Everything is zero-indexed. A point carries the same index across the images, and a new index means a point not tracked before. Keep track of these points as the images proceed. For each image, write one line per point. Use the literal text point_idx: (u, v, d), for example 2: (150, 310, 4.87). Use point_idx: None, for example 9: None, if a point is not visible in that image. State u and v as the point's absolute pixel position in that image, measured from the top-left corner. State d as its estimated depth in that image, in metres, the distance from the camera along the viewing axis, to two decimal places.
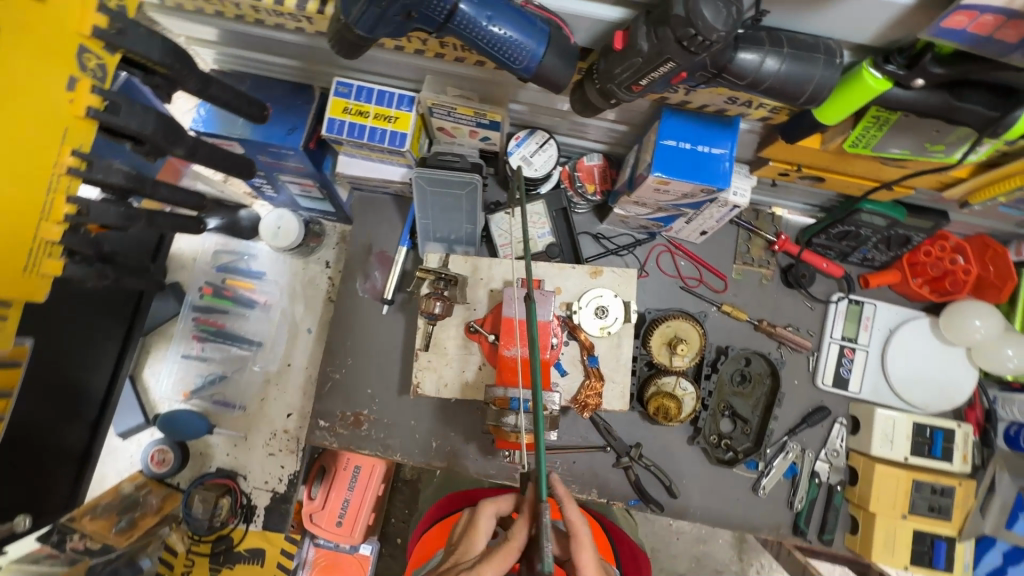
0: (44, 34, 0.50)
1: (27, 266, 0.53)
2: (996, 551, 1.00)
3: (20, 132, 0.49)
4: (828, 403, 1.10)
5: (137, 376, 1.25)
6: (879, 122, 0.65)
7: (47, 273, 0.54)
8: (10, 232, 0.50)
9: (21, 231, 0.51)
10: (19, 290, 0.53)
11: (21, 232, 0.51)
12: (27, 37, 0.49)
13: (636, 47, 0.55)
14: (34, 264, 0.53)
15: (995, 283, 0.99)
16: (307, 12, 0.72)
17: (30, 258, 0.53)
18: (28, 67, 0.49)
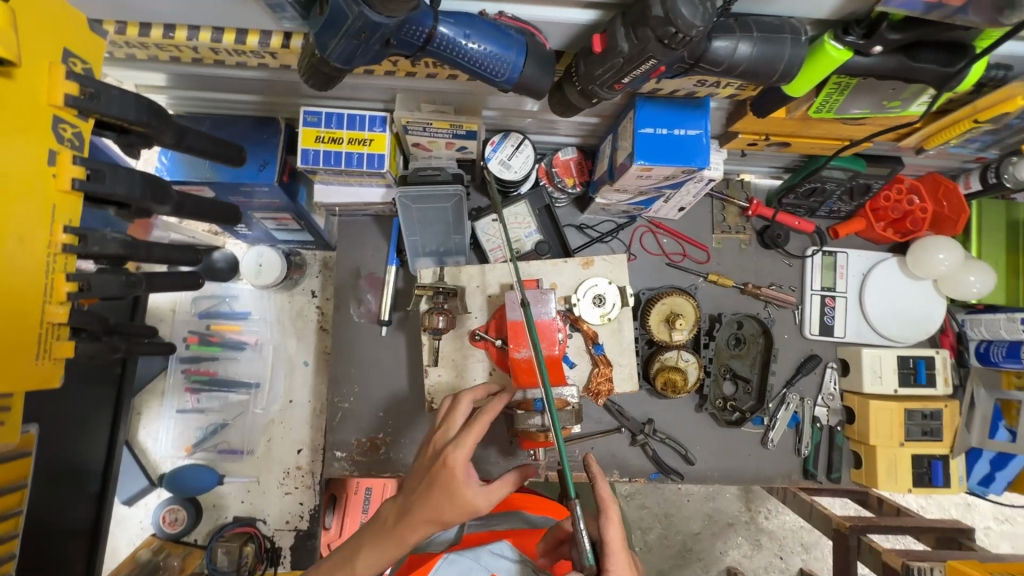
0: (18, 111, 0.47)
1: (39, 354, 0.50)
2: (984, 460, 1.11)
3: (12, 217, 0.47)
4: (818, 351, 1.17)
5: (133, 439, 1.21)
6: (840, 87, 0.69)
7: (62, 357, 0.52)
8: (18, 323, 0.48)
9: (26, 318, 0.49)
10: (35, 381, 0.50)
11: (27, 319, 0.49)
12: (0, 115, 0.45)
13: (616, 48, 0.56)
14: (46, 350, 0.51)
15: (950, 216, 1.07)
16: (272, 47, 0.70)
17: (41, 345, 0.50)
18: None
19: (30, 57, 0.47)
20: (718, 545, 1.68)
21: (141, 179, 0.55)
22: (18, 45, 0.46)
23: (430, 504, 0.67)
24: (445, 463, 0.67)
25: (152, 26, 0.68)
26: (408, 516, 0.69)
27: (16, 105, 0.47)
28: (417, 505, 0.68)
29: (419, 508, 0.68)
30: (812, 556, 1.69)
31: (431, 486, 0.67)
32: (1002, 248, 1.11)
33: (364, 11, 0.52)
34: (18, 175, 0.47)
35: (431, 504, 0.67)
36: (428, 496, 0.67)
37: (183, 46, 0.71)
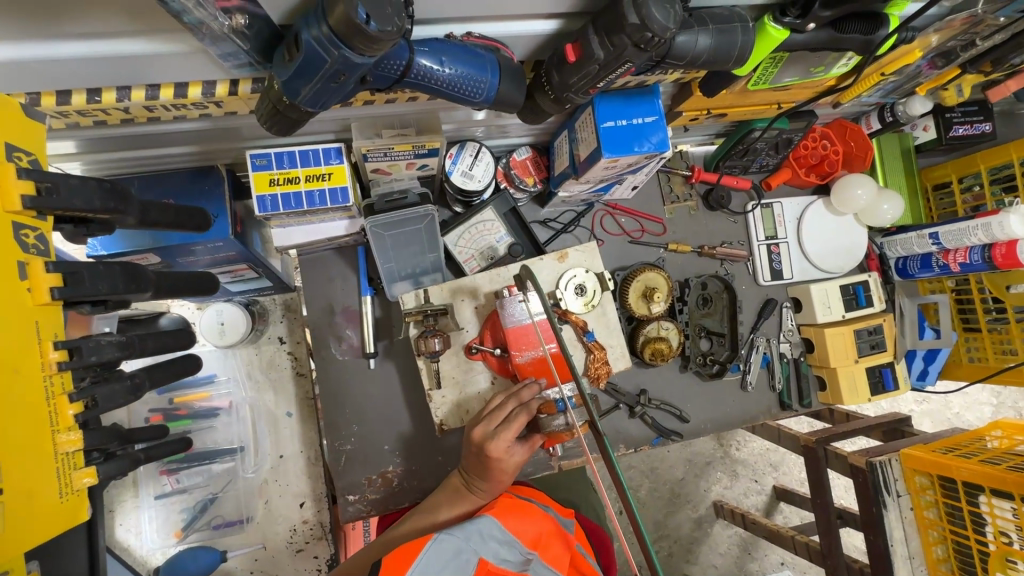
0: None
1: (62, 489, 0.48)
2: (918, 358, 1.29)
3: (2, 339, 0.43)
4: (772, 294, 1.28)
5: (112, 541, 1.11)
6: (775, 61, 0.76)
7: (86, 484, 0.50)
8: (35, 461, 0.45)
9: (39, 453, 0.46)
10: (66, 517, 0.48)
11: (40, 454, 0.46)
12: None
13: (593, 56, 0.58)
14: (67, 483, 0.48)
15: (859, 154, 1.20)
16: (217, 96, 0.64)
17: (62, 480, 0.48)
18: None
19: None
20: (702, 484, 1.81)
21: (121, 271, 0.51)
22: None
23: (487, 477, 0.83)
24: (491, 453, 0.80)
25: (71, 91, 0.61)
26: (472, 485, 0.86)
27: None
28: (479, 478, 0.85)
29: (480, 478, 0.85)
30: (781, 472, 1.87)
31: (484, 465, 0.82)
32: (902, 174, 1.28)
33: (344, 54, 0.49)
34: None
35: (488, 478, 0.84)
36: (484, 472, 0.83)
37: (112, 109, 0.63)
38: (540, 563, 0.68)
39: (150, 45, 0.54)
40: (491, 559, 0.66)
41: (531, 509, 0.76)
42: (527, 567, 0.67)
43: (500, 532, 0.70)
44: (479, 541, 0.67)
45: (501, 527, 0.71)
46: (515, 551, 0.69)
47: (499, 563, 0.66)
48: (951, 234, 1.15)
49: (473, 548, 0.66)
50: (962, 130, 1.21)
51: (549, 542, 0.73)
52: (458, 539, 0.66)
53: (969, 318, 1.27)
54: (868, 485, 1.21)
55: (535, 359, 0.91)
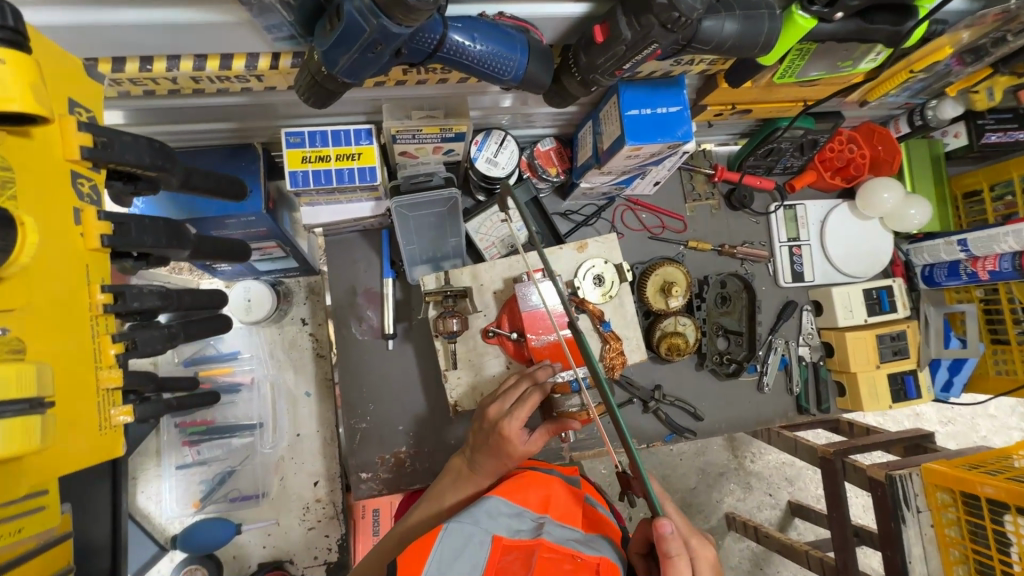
0: (42, 169, 0.46)
1: (102, 423, 0.50)
2: (943, 368, 1.26)
3: (56, 276, 0.46)
4: (793, 296, 1.27)
5: (132, 508, 1.14)
6: (802, 53, 0.77)
7: (123, 421, 0.52)
8: (78, 397, 0.48)
9: (83, 387, 0.49)
10: (104, 450, 0.51)
11: (84, 387, 0.49)
12: (26, 174, 0.44)
13: (620, 37, 0.60)
14: (107, 418, 0.51)
15: (886, 158, 1.18)
16: (259, 69, 0.68)
17: (102, 415, 0.50)
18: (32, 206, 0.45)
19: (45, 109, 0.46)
20: (714, 495, 1.79)
21: (165, 225, 0.55)
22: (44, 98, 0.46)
23: (492, 457, 0.80)
24: (504, 432, 0.78)
25: (126, 59, 0.65)
26: (476, 466, 0.83)
27: (38, 167, 0.45)
28: (481, 460, 0.82)
29: (483, 457, 0.82)
30: (796, 487, 1.83)
31: (492, 445, 0.80)
32: (930, 181, 1.26)
33: (383, 23, 0.52)
34: (53, 237, 0.46)
35: (493, 458, 0.81)
36: (490, 453, 0.80)
37: (161, 78, 0.67)
38: (552, 523, 0.68)
39: (201, 14, 0.57)
40: (504, 533, 0.65)
41: (534, 479, 0.76)
42: (540, 530, 0.66)
43: (508, 508, 0.69)
44: (488, 521, 0.66)
45: (507, 503, 0.69)
46: (525, 519, 0.68)
47: (513, 534, 0.65)
48: (980, 241, 1.13)
49: (484, 529, 0.64)
50: (993, 137, 1.18)
51: (557, 501, 0.73)
52: (468, 526, 0.64)
53: (997, 329, 1.24)
54: (887, 498, 1.19)
55: (550, 343, 0.92)
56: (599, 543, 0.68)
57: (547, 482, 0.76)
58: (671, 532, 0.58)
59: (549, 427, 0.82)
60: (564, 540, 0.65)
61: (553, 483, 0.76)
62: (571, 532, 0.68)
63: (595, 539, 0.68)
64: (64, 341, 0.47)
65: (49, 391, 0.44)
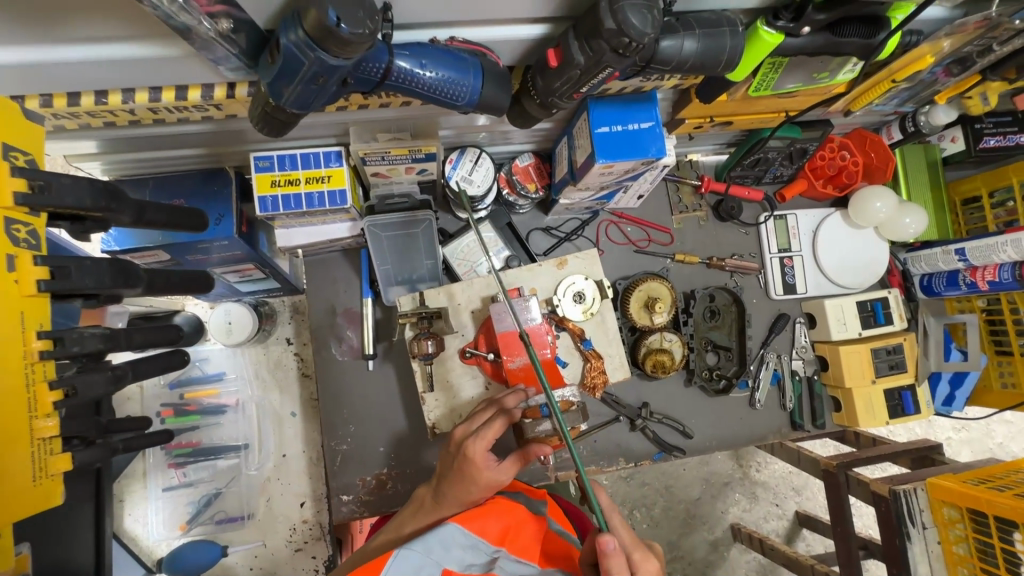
0: None
1: (36, 473, 0.50)
2: (944, 381, 1.21)
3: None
4: (786, 309, 1.24)
5: (120, 529, 1.14)
6: (774, 67, 0.74)
7: (60, 471, 0.52)
8: (10, 451, 0.48)
9: (16, 439, 0.48)
10: (37, 503, 0.50)
11: (17, 440, 0.48)
12: None
13: (572, 62, 0.58)
14: (43, 467, 0.51)
15: (880, 166, 1.14)
16: (216, 99, 0.67)
17: (37, 465, 0.50)
18: None
19: None
20: (719, 506, 1.74)
21: (109, 267, 0.53)
22: None
23: (456, 481, 0.78)
24: (466, 453, 0.77)
25: (81, 93, 0.64)
26: (441, 494, 0.81)
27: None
28: (448, 487, 0.79)
29: (449, 485, 0.79)
30: (804, 497, 1.79)
31: (458, 467, 0.78)
32: (926, 187, 1.22)
33: (319, 56, 0.51)
34: None
35: (458, 483, 0.78)
36: (456, 477, 0.78)
37: (119, 110, 0.67)
38: (507, 558, 0.68)
39: (147, 48, 0.57)
40: (454, 567, 0.66)
41: (497, 505, 0.76)
42: (492, 565, 0.66)
43: (466, 538, 0.70)
44: (441, 552, 0.67)
45: (463, 533, 0.70)
46: (481, 552, 0.69)
47: (463, 569, 0.66)
48: (978, 250, 1.09)
49: (434, 562, 0.65)
50: (993, 141, 1.14)
51: (518, 534, 0.73)
52: (418, 555, 0.65)
53: (1001, 340, 1.19)
54: (891, 514, 1.14)
55: (524, 366, 0.90)
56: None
57: (511, 510, 0.76)
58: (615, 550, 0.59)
59: (520, 454, 0.80)
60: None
61: (516, 512, 0.76)
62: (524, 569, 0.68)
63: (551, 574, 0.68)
64: None
65: None
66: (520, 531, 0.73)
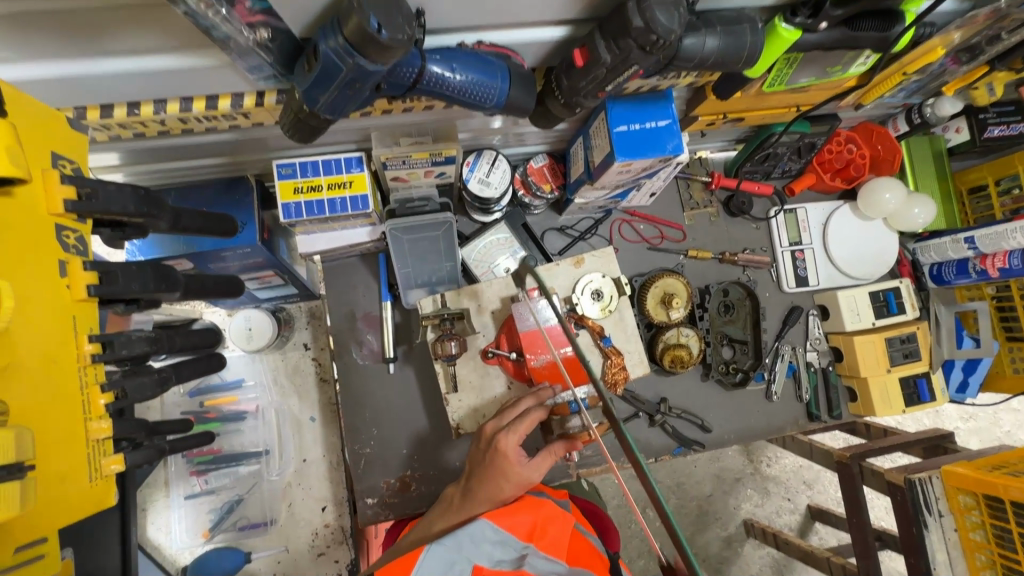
0: (26, 225, 0.47)
1: (92, 475, 0.52)
2: (957, 368, 1.23)
3: (40, 334, 0.48)
4: (798, 302, 1.25)
5: (143, 539, 1.15)
6: (789, 63, 0.76)
7: (114, 470, 0.54)
8: (67, 450, 0.49)
9: (72, 441, 0.50)
10: (94, 501, 0.52)
11: (72, 442, 0.50)
12: (10, 229, 0.46)
13: (599, 60, 0.59)
14: (97, 469, 0.52)
15: (887, 158, 1.16)
16: (245, 108, 0.68)
17: (92, 465, 0.52)
18: (16, 259, 0.46)
19: (30, 166, 0.48)
20: (731, 501, 1.75)
21: (152, 271, 0.56)
22: (22, 156, 0.47)
23: (487, 476, 0.79)
24: (499, 446, 0.79)
25: (114, 105, 0.65)
26: (470, 491, 0.81)
27: (21, 224, 0.47)
28: (478, 484, 0.80)
29: (480, 482, 0.80)
30: (816, 491, 1.80)
31: (489, 462, 0.79)
32: (933, 178, 1.24)
33: (359, 62, 0.52)
34: (33, 290, 0.48)
35: (491, 480, 0.79)
36: (487, 472, 0.79)
37: (149, 121, 0.68)
38: (536, 555, 0.70)
39: (184, 60, 0.58)
40: (486, 563, 0.70)
41: (525, 502, 0.77)
42: (522, 561, 0.69)
43: (495, 534, 0.73)
44: (472, 548, 0.71)
45: (494, 529, 0.73)
46: (509, 549, 0.72)
47: (494, 564, 0.70)
48: (988, 238, 1.10)
49: (466, 557, 0.70)
50: (997, 131, 1.16)
51: (546, 529, 0.73)
52: (450, 550, 0.70)
53: (1012, 326, 1.21)
54: (907, 503, 1.16)
55: (548, 363, 0.91)
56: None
57: (541, 505, 0.77)
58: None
59: (552, 447, 0.81)
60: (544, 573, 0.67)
61: (546, 506, 0.77)
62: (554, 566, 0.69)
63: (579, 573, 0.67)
64: (42, 389, 0.48)
65: (28, 454, 0.45)
66: (547, 528, 0.74)
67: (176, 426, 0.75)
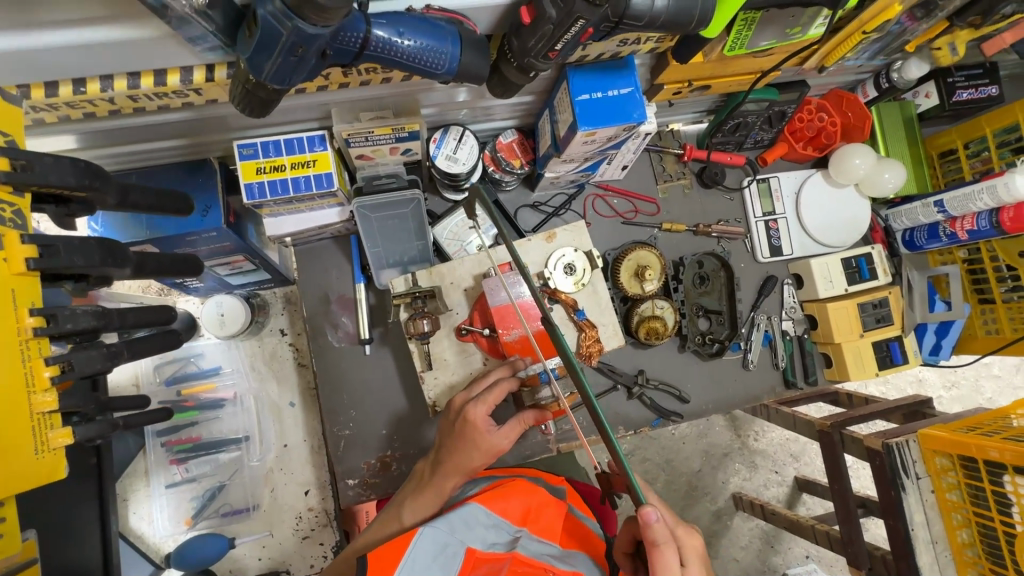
0: None
1: (38, 447, 0.53)
2: (930, 331, 1.25)
3: None
4: (773, 271, 1.26)
5: (125, 528, 1.15)
6: (747, 24, 0.75)
7: (61, 444, 0.55)
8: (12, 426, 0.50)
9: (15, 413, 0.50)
10: (44, 474, 0.53)
11: (15, 414, 0.51)
12: None
13: (545, 16, 0.59)
14: (44, 442, 0.53)
15: (857, 124, 1.15)
16: (195, 83, 0.67)
17: (38, 439, 0.53)
18: None
19: None
20: (720, 476, 1.77)
21: (98, 245, 0.54)
22: None
23: (458, 448, 0.80)
24: (468, 417, 0.79)
25: (58, 83, 0.64)
26: (441, 466, 0.82)
27: None
28: (449, 456, 0.81)
29: (451, 453, 0.81)
30: (802, 462, 1.82)
31: (459, 433, 0.81)
32: (904, 144, 1.24)
33: (298, 25, 0.51)
34: None
35: (459, 450, 0.80)
36: (457, 444, 0.80)
37: (98, 99, 0.67)
38: (529, 537, 0.73)
39: (123, 31, 0.57)
40: (479, 545, 0.71)
41: (516, 487, 0.79)
42: (515, 543, 0.72)
43: (487, 517, 0.74)
44: (465, 530, 0.71)
45: (487, 513, 0.74)
46: (503, 532, 0.74)
47: (488, 547, 0.71)
48: (956, 200, 1.11)
49: (459, 540, 0.70)
50: (965, 94, 1.17)
51: (539, 514, 0.77)
52: (444, 533, 0.69)
53: (983, 289, 1.22)
54: (885, 468, 1.15)
55: (520, 337, 0.92)
56: (576, 560, 0.73)
57: (533, 492, 0.79)
58: (658, 520, 0.59)
59: (522, 418, 0.82)
60: (539, 554, 0.70)
61: (538, 494, 0.79)
62: (547, 548, 0.72)
63: (573, 556, 0.73)
64: None
65: None
66: (541, 512, 0.77)
67: (131, 402, 0.75)
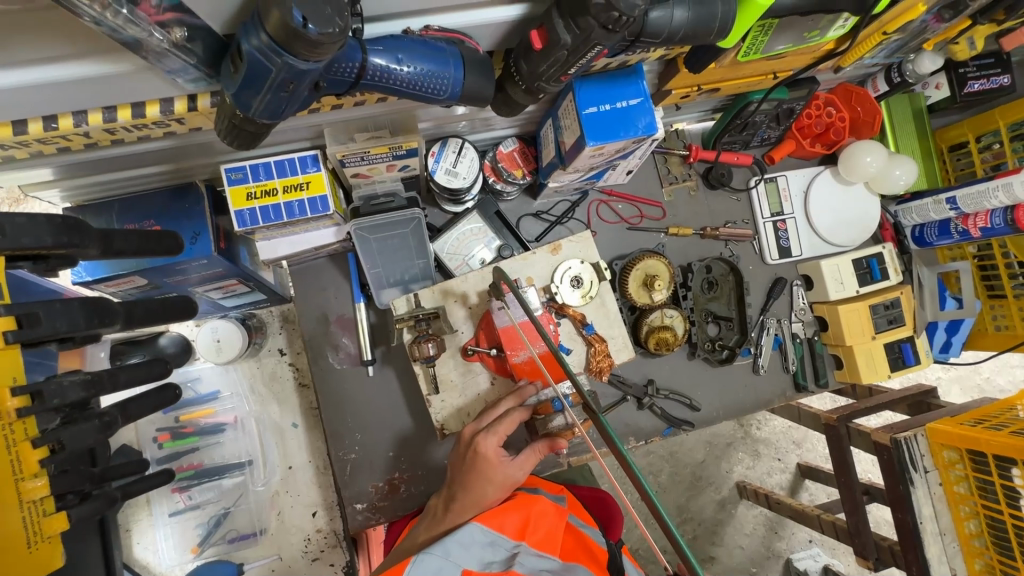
0: None
1: (30, 536, 0.49)
2: (941, 329, 1.22)
3: None
4: (782, 273, 1.23)
5: (130, 559, 1.12)
6: (764, 30, 0.71)
7: (56, 530, 0.52)
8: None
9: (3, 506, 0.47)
10: (38, 566, 0.50)
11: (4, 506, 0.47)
12: None
13: (559, 41, 0.55)
14: (37, 530, 0.50)
15: (868, 120, 1.11)
16: (177, 113, 0.62)
17: (30, 529, 0.50)
18: None
19: None
20: (724, 466, 1.77)
21: (80, 306, 0.51)
22: None
23: (470, 483, 0.78)
24: (479, 450, 0.78)
25: (27, 120, 0.59)
26: (453, 502, 0.80)
27: None
28: (462, 491, 0.79)
29: (462, 486, 0.79)
30: (805, 450, 1.82)
31: (470, 467, 0.79)
32: (914, 137, 1.20)
33: (288, 61, 0.46)
34: None
35: (471, 483, 0.78)
36: (468, 478, 0.78)
37: (72, 134, 0.62)
38: (527, 553, 0.70)
39: (95, 67, 0.52)
40: (475, 565, 0.68)
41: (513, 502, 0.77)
42: (512, 561, 0.69)
43: (485, 535, 0.72)
44: (459, 551, 0.69)
45: (483, 530, 0.72)
46: (501, 548, 0.71)
47: (484, 567, 0.68)
48: (970, 197, 1.08)
49: (454, 562, 0.67)
50: (977, 85, 1.13)
51: (538, 523, 0.74)
52: (439, 558, 0.67)
53: (993, 284, 1.20)
54: (893, 462, 1.14)
55: (528, 359, 0.89)
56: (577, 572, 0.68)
57: (531, 502, 0.76)
58: None
59: (536, 447, 0.80)
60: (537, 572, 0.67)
61: (536, 503, 0.76)
62: (546, 562, 0.69)
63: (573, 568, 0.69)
64: None
65: None
66: (540, 522, 0.74)
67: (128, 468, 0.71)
